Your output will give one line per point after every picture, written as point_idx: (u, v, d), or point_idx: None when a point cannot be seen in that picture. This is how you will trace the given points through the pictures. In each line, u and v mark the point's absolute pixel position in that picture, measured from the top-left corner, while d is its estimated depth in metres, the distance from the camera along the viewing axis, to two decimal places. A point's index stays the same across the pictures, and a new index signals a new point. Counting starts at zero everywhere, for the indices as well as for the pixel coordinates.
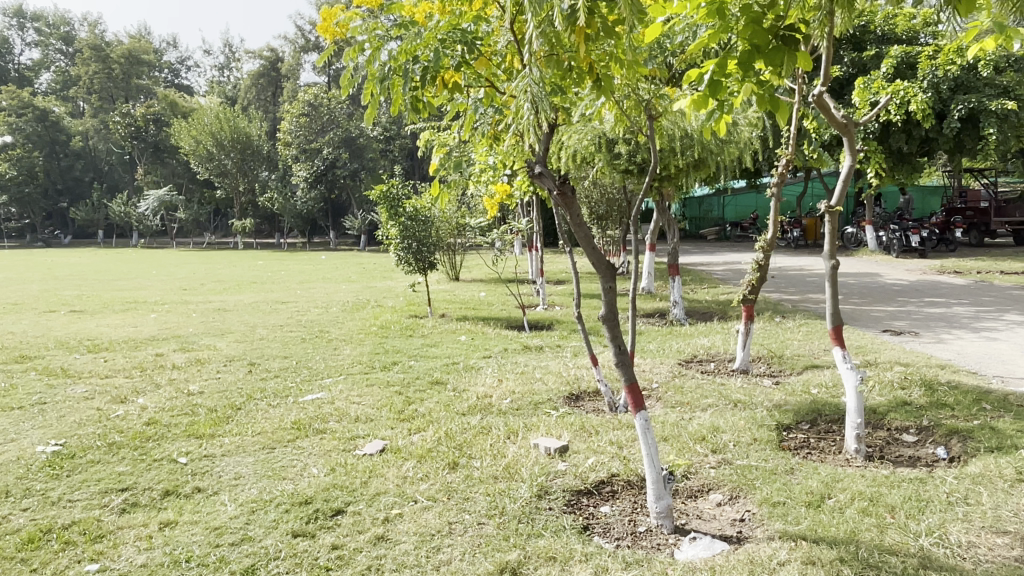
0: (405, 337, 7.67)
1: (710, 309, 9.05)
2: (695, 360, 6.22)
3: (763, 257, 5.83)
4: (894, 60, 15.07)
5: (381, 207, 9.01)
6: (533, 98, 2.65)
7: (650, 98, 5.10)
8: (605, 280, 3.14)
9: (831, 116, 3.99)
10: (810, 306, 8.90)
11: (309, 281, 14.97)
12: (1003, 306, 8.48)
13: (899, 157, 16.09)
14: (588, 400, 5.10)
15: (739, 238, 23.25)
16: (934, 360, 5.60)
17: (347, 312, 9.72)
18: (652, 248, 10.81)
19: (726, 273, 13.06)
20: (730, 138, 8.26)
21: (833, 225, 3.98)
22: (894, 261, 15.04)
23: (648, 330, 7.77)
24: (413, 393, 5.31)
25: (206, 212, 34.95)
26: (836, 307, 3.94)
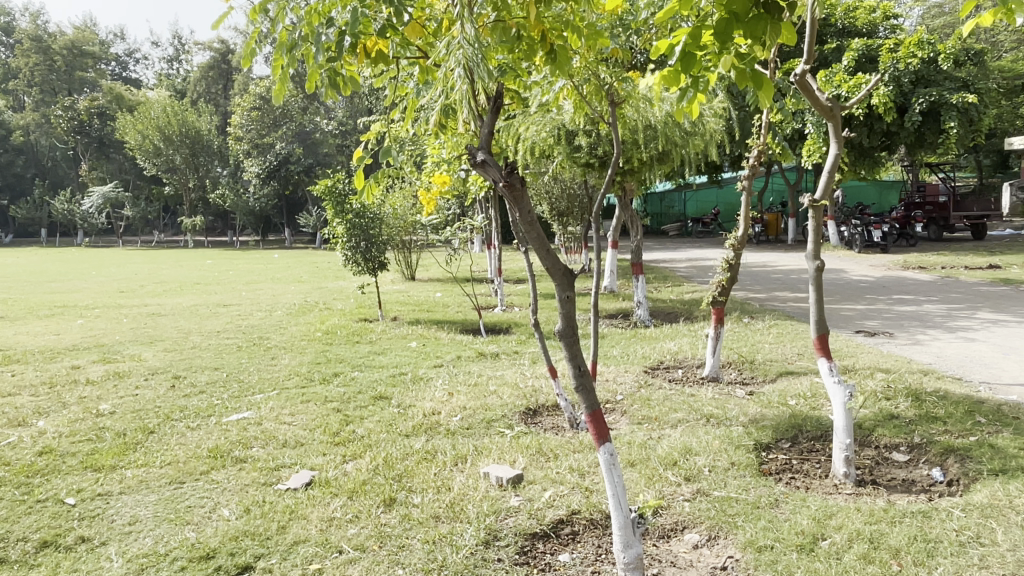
0: (350, 344, 7.10)
1: (675, 309, 8.66)
2: (662, 367, 5.78)
3: (733, 255, 5.42)
4: (855, 53, 14.91)
5: (326, 204, 8.38)
6: (467, 62, 2.25)
7: (612, 82, 4.69)
8: (562, 289, 2.64)
9: (814, 100, 3.56)
10: (778, 305, 8.55)
11: (257, 282, 14.23)
12: (974, 303, 8.24)
13: (861, 152, 15.92)
14: (547, 416, 4.61)
15: (701, 233, 23.06)
16: (915, 365, 5.24)
17: (291, 317, 9.10)
18: (614, 245, 10.39)
19: (691, 270, 12.71)
20: (694, 130, 7.83)
21: (817, 221, 3.54)
22: (858, 256, 14.87)
23: (611, 333, 7.32)
24: (352, 411, 4.76)
25: (155, 209, 33.68)
26: (822, 314, 3.53)
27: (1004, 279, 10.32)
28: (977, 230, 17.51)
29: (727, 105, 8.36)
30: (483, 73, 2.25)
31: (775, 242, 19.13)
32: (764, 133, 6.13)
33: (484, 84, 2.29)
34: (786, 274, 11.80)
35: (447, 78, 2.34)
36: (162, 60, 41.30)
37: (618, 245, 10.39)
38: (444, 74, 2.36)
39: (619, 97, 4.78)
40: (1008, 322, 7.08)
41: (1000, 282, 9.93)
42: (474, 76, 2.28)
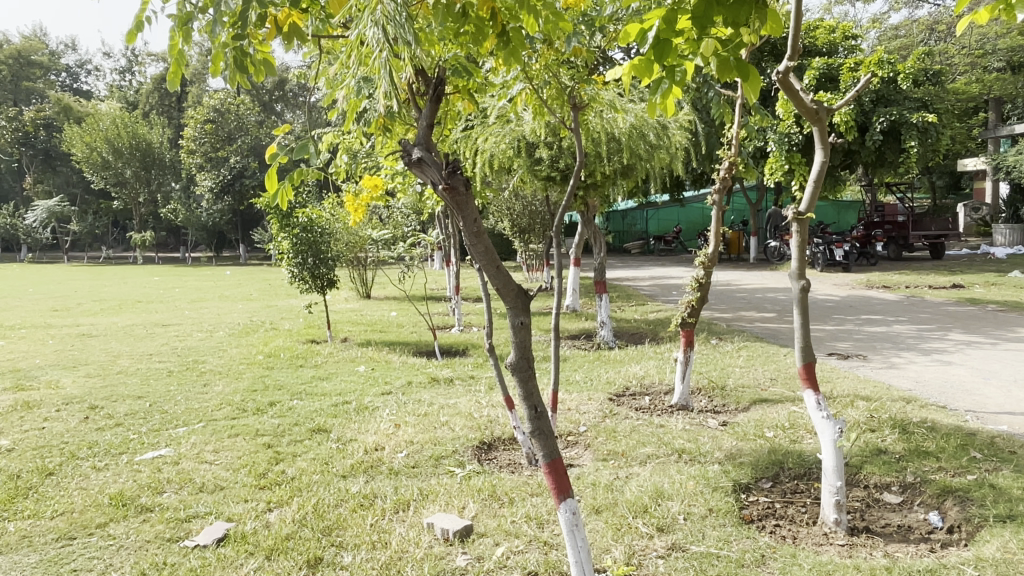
0: (292, 368, 6.57)
1: (640, 329, 8.31)
2: (628, 394, 5.36)
3: (703, 274, 5.06)
4: (816, 73, 14.90)
5: (271, 218, 7.85)
6: (385, 20, 1.85)
7: (574, 85, 4.32)
8: (516, 314, 2.21)
9: (797, 100, 3.18)
10: (745, 325, 8.23)
11: (203, 300, 13.52)
12: (944, 324, 8.03)
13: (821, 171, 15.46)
14: (502, 450, 4.16)
15: (663, 251, 22.93)
16: (895, 391, 4.92)
17: (233, 338, 8.51)
18: (577, 262, 10.00)
19: (654, 289, 12.40)
20: (659, 142, 7.45)
21: (802, 235, 3.17)
22: (821, 275, 14.75)
23: (573, 356, 6.90)
24: (285, 447, 4.25)
25: (103, 224, 32.50)
26: (807, 341, 3.15)
27: (969, 299, 10.18)
28: (935, 249, 17.59)
29: (694, 118, 8.07)
30: (408, 37, 1.86)
31: (737, 261, 19.02)
32: (735, 143, 5.78)
33: (410, 52, 1.91)
34: (751, 293, 11.54)
35: (363, 46, 1.96)
36: (113, 70, 40.00)
37: (581, 262, 10.01)
38: (361, 39, 1.96)
39: (582, 101, 4.41)
40: (981, 344, 6.84)
41: (965, 302, 9.80)
42: (398, 40, 1.89)
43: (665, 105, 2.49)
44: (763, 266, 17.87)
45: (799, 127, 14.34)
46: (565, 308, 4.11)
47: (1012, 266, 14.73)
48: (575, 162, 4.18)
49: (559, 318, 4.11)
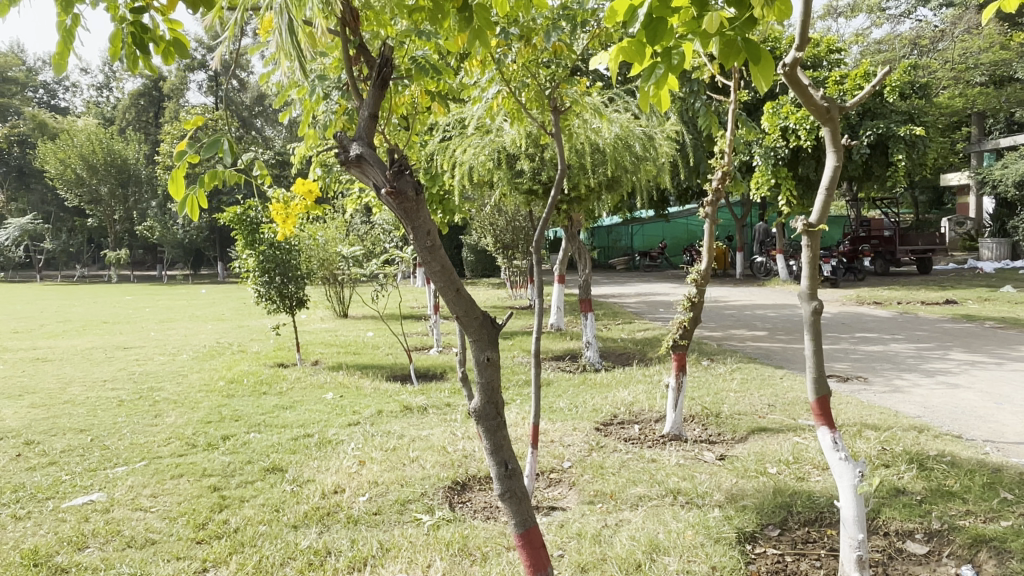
0: (254, 396, 6.09)
1: (627, 350, 7.92)
2: (616, 423, 4.94)
3: (696, 293, 4.66)
4: None
5: (235, 235, 7.36)
6: None
7: (554, 85, 3.94)
8: (483, 351, 1.79)
9: (805, 97, 2.78)
10: (737, 344, 7.84)
11: (173, 320, 12.96)
12: (943, 343, 7.69)
13: (807, 185, 15.08)
14: (477, 491, 3.73)
15: (649, 267, 22.61)
16: (904, 419, 4.55)
17: (196, 362, 7.99)
18: (561, 279, 9.61)
19: (641, 306, 12.03)
20: (645, 153, 7.06)
21: (813, 251, 2.77)
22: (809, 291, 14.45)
23: (557, 379, 6.46)
24: (233, 490, 3.79)
25: (78, 242, 31.78)
26: (820, 371, 2.76)
27: (965, 315, 9.87)
28: (923, 264, 17.36)
29: (680, 128, 7.73)
30: None
31: (724, 276, 18.71)
32: (728, 152, 5.31)
33: None
34: (740, 310, 11.20)
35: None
36: (90, 86, 39.31)
37: (565, 279, 9.60)
38: None
39: (563, 104, 4.03)
40: (986, 364, 6.48)
41: (961, 318, 9.49)
42: None
43: (658, 101, 2.05)
44: (750, 281, 17.56)
45: (785, 140, 14.05)
46: (546, 319, 3.74)
47: (1002, 281, 14.50)
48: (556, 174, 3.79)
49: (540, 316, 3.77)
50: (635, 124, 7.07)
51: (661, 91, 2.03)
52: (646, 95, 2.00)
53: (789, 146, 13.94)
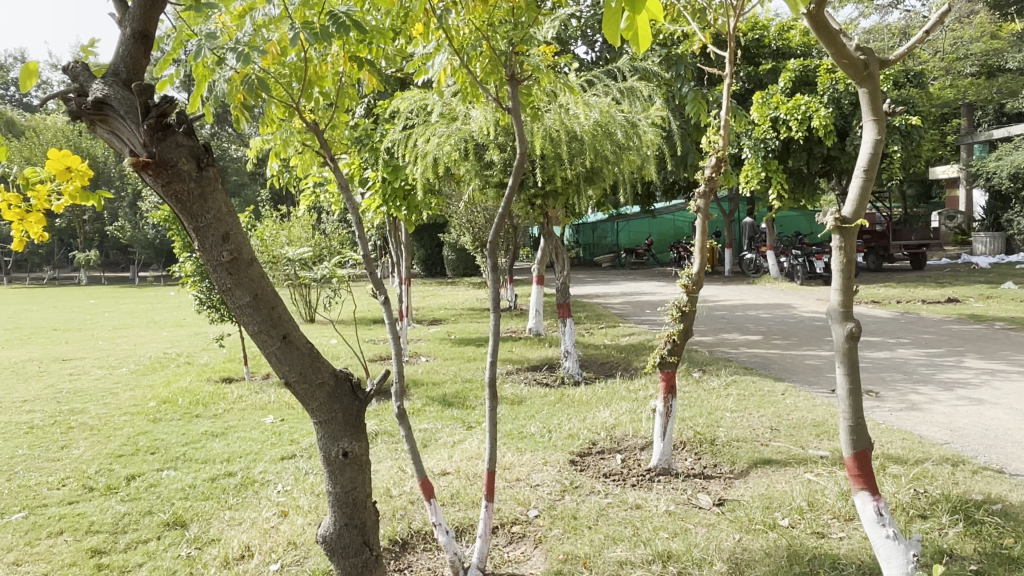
0: (185, 420, 5.35)
1: (609, 358, 7.24)
2: (595, 452, 4.23)
3: (689, 300, 3.94)
4: (792, 74, 13.70)
5: (172, 236, 6.57)
6: None
7: (511, 50, 3.24)
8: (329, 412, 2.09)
9: (836, 48, 2.23)
10: (729, 351, 7.15)
11: (127, 327, 12.07)
12: (953, 348, 7.05)
13: (799, 178, 14.40)
14: (421, 556, 3.00)
15: (636, 265, 21.91)
16: (934, 447, 3.87)
17: (133, 377, 7.20)
18: (540, 280, 8.92)
19: (626, 307, 11.37)
20: (628, 142, 6.33)
21: (846, 250, 2.29)
22: (802, 288, 13.78)
23: (530, 396, 5.72)
24: (117, 555, 3.06)
25: (48, 244, 30.59)
26: (857, 421, 2.25)
27: (971, 315, 9.22)
28: (917, 260, 16.78)
29: (667, 113, 6.99)
30: None
31: (713, 274, 18.07)
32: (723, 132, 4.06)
33: None
34: (730, 312, 10.55)
35: None
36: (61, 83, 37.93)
37: (544, 280, 8.92)
38: None
39: (524, 73, 3.32)
40: (1008, 374, 5.81)
41: (969, 319, 8.87)
42: None
43: (635, 40, 1.35)
44: (739, 279, 16.88)
45: (776, 131, 13.39)
46: (503, 328, 2.97)
47: (1001, 278, 13.92)
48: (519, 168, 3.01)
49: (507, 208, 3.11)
50: (616, 110, 6.37)
51: (639, 23, 1.33)
52: (617, 24, 1.30)
53: (781, 137, 13.25)
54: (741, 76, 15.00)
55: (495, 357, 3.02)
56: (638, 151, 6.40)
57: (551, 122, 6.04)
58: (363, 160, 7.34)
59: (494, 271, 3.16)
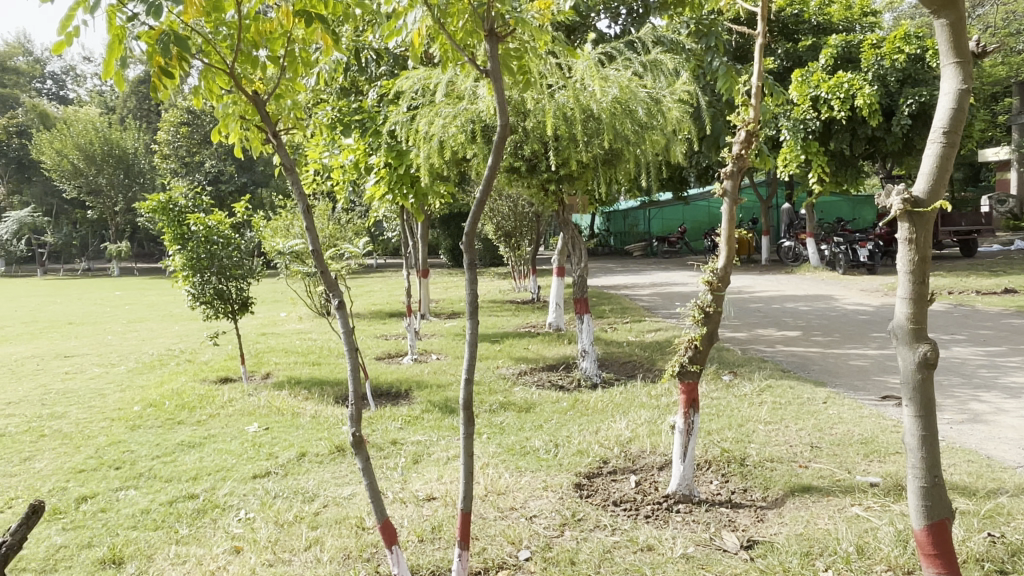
0: (165, 427, 4.94)
1: (632, 356, 6.69)
2: (605, 473, 3.70)
3: (712, 301, 3.36)
4: (834, 50, 12.88)
5: (162, 230, 6.14)
6: None
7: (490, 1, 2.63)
8: None
9: None
10: (764, 350, 6.53)
11: (140, 321, 11.70)
12: (1017, 347, 6.33)
13: (842, 160, 13.53)
14: None
15: (667, 253, 21.17)
16: (1007, 472, 3.26)
17: (128, 376, 6.83)
18: (560, 272, 8.37)
19: (655, 299, 10.75)
20: (651, 121, 5.72)
21: (916, 256, 1.95)
22: (843, 278, 12.98)
23: (541, 402, 5.18)
24: None
25: (80, 235, 30.52)
26: (932, 486, 2.00)
27: None
28: (967, 246, 15.81)
29: (695, 88, 6.32)
30: None
31: (749, 262, 17.32)
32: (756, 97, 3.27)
33: None
34: (766, 303, 9.90)
35: None
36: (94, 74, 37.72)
37: (565, 272, 8.37)
38: None
39: (507, 31, 2.73)
40: None
41: None
42: None
43: None
44: (777, 268, 16.08)
45: (816, 111, 12.59)
46: (479, 335, 2.45)
47: None
48: (498, 144, 2.49)
49: (485, 188, 2.52)
50: (637, 84, 5.78)
51: None
52: None
53: (821, 118, 12.44)
54: (780, 54, 14.25)
55: (470, 371, 2.48)
56: (663, 131, 5.79)
57: (564, 99, 5.49)
58: (367, 146, 6.82)
59: (472, 267, 2.55)
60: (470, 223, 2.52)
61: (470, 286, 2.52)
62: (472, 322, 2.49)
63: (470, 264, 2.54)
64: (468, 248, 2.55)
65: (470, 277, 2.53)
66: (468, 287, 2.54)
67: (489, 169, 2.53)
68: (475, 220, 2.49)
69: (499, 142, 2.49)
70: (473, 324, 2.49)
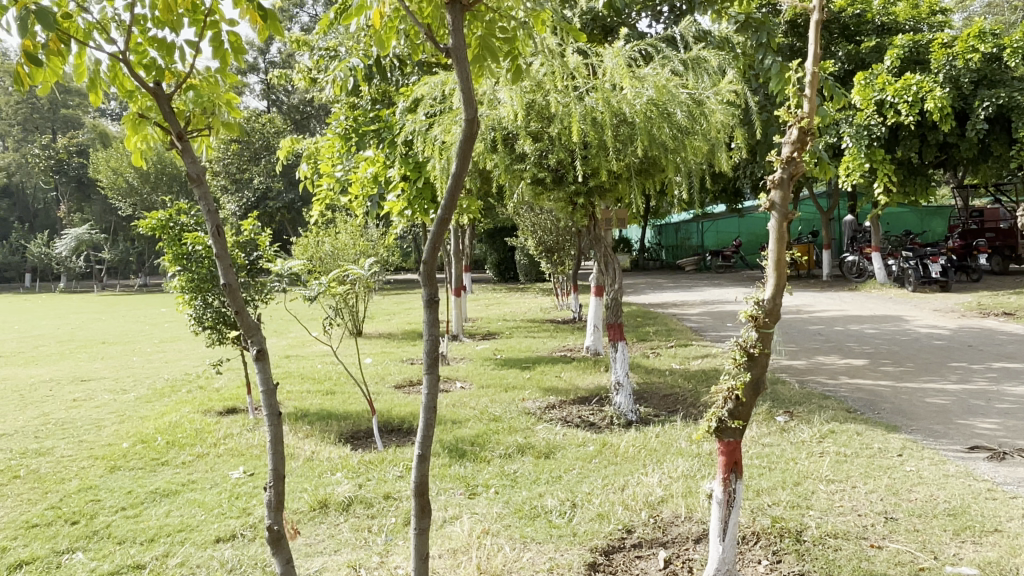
0: (147, 469, 4.47)
1: (674, 388, 5.99)
2: (628, 548, 3.03)
3: (758, 341, 2.67)
4: (900, 51, 11.90)
5: (164, 250, 5.71)
6: None
7: None
8: None
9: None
10: (826, 384, 5.75)
11: (171, 341, 11.40)
12: None
13: (909, 169, 12.50)
14: None
15: (722, 268, 20.17)
16: None
17: (134, 405, 6.43)
18: (597, 292, 7.71)
19: (705, 320, 9.98)
20: (693, 125, 5.04)
21: None
22: (913, 296, 11.95)
23: (565, 445, 4.53)
24: None
25: (135, 252, 30.95)
26: None
27: None
28: None
29: (743, 88, 5.62)
30: None
31: (809, 278, 16.29)
32: (812, 92, 2.59)
33: None
34: (828, 326, 9.04)
35: None
36: None
37: (602, 291, 7.71)
38: None
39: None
40: None
41: None
42: None
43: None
44: (840, 285, 15.02)
45: (882, 116, 11.68)
46: (437, 398, 1.85)
47: None
48: (463, 148, 1.92)
49: (446, 205, 1.91)
50: (677, 85, 5.14)
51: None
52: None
53: (887, 123, 11.50)
54: (841, 57, 13.31)
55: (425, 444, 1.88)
56: (706, 135, 5.08)
57: (593, 102, 4.90)
58: (386, 157, 6.32)
59: (431, 305, 1.94)
60: (428, 251, 1.93)
61: (429, 330, 1.92)
62: (429, 379, 1.91)
63: (428, 302, 1.93)
64: (427, 283, 1.94)
65: (429, 318, 1.93)
66: (427, 332, 1.94)
67: (452, 179, 1.93)
68: (435, 245, 1.90)
69: (464, 144, 1.91)
70: (430, 382, 1.91)
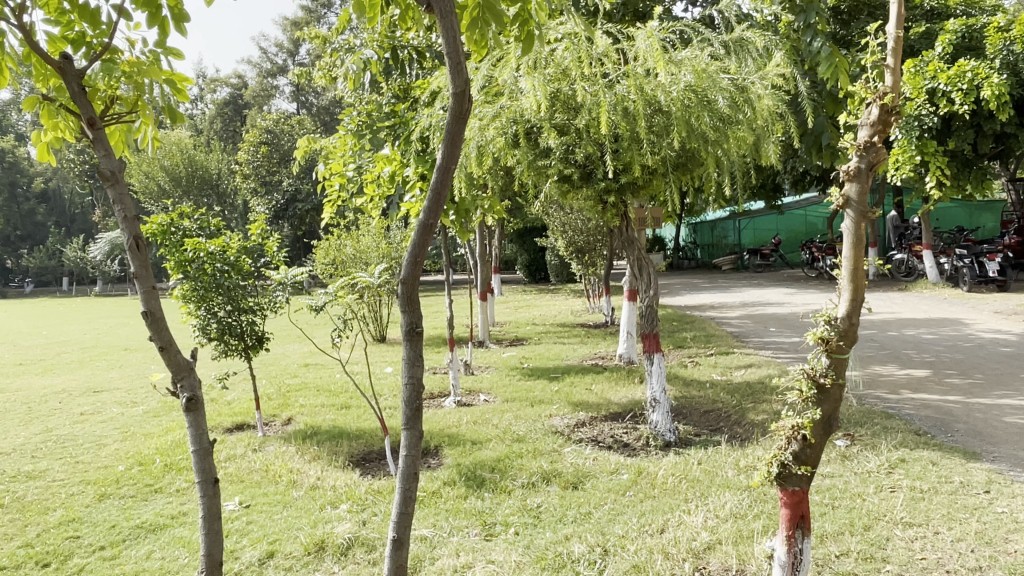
0: (138, 497, 4.10)
1: (715, 403, 5.46)
2: None
3: (829, 369, 2.18)
4: (953, 36, 11.16)
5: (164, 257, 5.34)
6: None
7: None
8: None
9: None
10: (887, 400, 5.17)
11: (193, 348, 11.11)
12: None
13: (963, 161, 11.63)
14: None
15: (760, 268, 19.45)
16: None
17: (140, 420, 6.10)
18: (631, 296, 7.19)
19: (746, 324, 9.38)
20: (735, 113, 4.52)
21: None
22: (968, 296, 11.21)
23: (595, 473, 4.05)
24: None
25: None
26: None
27: None
28: None
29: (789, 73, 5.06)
30: None
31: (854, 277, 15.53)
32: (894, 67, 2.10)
33: None
34: (881, 330, 8.40)
35: None
36: None
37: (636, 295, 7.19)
38: None
39: None
40: None
41: None
42: None
43: None
44: (888, 284, 14.27)
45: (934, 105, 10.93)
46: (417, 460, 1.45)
47: None
48: (450, 132, 1.53)
49: (430, 206, 1.50)
50: (717, 68, 4.63)
51: None
52: None
53: (940, 113, 10.77)
54: None
55: (400, 527, 1.60)
56: (749, 123, 4.54)
57: (625, 90, 4.43)
58: (403, 155, 5.87)
59: (411, 337, 1.52)
60: (409, 266, 1.52)
61: (408, 370, 1.52)
62: (408, 436, 1.53)
63: (408, 334, 1.51)
64: (405, 307, 1.53)
65: (409, 354, 1.52)
66: (405, 374, 1.54)
67: (437, 171, 1.53)
68: (416, 257, 1.50)
69: (453, 127, 1.53)
70: (410, 439, 1.53)
